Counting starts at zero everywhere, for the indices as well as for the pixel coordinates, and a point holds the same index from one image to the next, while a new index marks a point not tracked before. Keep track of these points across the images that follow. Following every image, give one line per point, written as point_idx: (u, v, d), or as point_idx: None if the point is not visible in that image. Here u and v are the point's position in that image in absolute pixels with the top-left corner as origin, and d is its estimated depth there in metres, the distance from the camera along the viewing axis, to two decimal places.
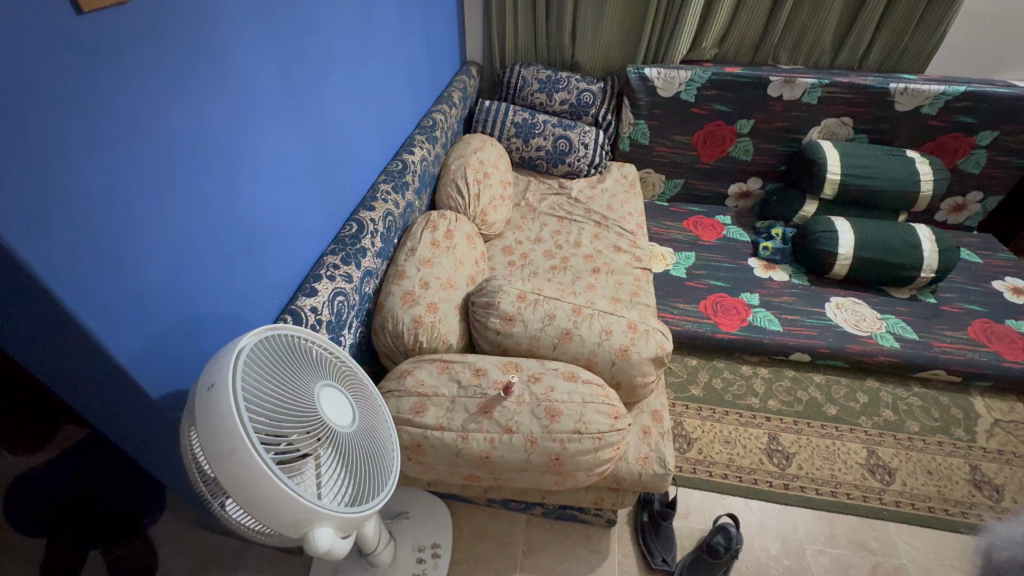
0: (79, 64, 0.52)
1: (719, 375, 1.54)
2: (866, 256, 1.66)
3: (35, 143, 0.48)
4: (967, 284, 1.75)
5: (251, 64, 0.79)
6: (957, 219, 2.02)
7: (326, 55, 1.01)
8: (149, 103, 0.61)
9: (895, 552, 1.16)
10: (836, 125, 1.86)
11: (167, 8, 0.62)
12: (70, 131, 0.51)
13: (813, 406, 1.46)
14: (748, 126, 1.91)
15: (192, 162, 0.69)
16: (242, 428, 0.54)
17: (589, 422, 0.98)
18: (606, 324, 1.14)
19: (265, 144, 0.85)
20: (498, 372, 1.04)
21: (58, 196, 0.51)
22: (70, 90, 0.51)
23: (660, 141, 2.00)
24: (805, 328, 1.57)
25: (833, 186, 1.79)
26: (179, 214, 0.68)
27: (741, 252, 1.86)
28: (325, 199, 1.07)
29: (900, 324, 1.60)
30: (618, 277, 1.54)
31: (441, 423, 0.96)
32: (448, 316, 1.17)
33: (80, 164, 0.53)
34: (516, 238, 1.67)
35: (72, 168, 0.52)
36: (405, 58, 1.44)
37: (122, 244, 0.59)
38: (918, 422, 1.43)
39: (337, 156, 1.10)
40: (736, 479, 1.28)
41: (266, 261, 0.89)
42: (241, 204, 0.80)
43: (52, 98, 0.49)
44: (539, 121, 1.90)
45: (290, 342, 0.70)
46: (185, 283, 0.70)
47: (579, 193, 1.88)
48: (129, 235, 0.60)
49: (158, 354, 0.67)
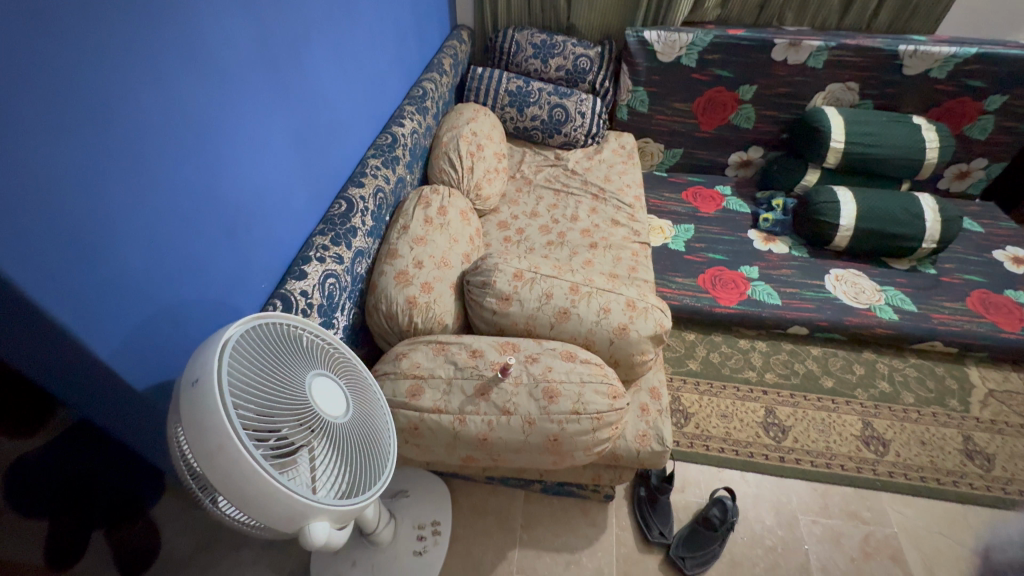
0: (30, 38, 0.47)
1: (717, 349, 1.53)
2: (867, 227, 1.64)
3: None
4: (967, 254, 1.74)
5: (225, 33, 0.73)
6: (960, 186, 1.98)
7: (306, 23, 0.94)
8: (113, 80, 0.56)
9: (887, 521, 1.18)
10: (842, 91, 1.80)
11: None
12: (24, 112, 0.47)
13: (810, 379, 1.46)
14: (750, 92, 1.84)
15: (166, 144, 0.64)
16: (230, 426, 0.52)
17: (588, 403, 0.97)
18: (604, 302, 1.12)
19: (244, 120, 0.80)
20: (494, 353, 1.02)
21: (15, 186, 0.47)
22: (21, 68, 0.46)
23: (659, 109, 1.93)
24: (804, 302, 1.56)
25: (836, 155, 1.74)
26: (156, 199, 0.63)
27: (741, 224, 1.83)
28: (312, 177, 1.03)
29: (899, 296, 1.59)
30: (616, 252, 1.51)
31: (438, 406, 0.95)
32: (443, 296, 1.14)
33: (38, 150, 0.49)
34: (512, 212, 1.63)
35: (30, 156, 0.48)
36: (391, 22, 1.36)
37: (93, 235, 0.55)
38: (913, 393, 1.43)
39: (322, 129, 1.05)
40: (733, 453, 1.29)
41: (252, 244, 0.85)
42: (222, 187, 0.76)
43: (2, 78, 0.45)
44: (534, 88, 1.82)
45: (278, 330, 0.67)
46: (166, 272, 0.67)
47: (576, 165, 1.83)
48: (100, 224, 0.56)
49: (139, 347, 0.64)
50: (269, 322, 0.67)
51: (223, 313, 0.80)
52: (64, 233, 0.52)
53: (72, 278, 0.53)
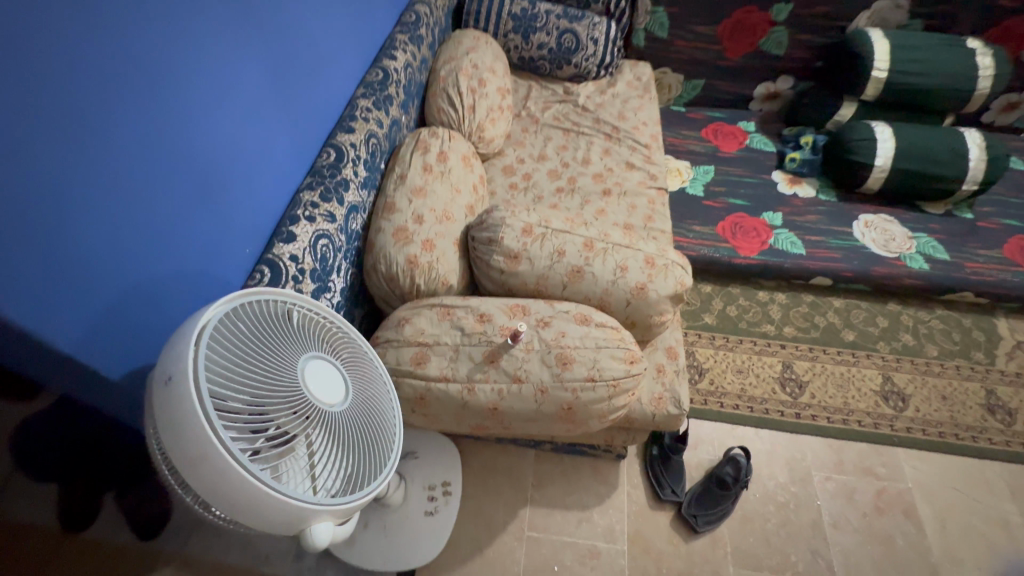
0: None
1: (734, 302, 1.46)
2: (904, 167, 1.51)
3: None
4: (1007, 196, 1.61)
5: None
6: (1007, 120, 1.80)
7: None
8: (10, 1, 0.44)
9: (901, 477, 1.17)
10: (889, 10, 1.60)
11: None
12: None
13: (830, 332, 1.40)
14: (785, 12, 1.63)
15: (97, 82, 0.53)
16: (211, 432, 0.46)
17: (604, 369, 0.91)
18: (620, 259, 1.04)
19: (203, 56, 0.67)
20: (503, 317, 0.95)
21: None
22: None
23: (681, 33, 1.73)
24: (829, 251, 1.46)
25: (877, 85, 1.57)
26: (99, 160, 0.53)
27: (765, 165, 1.69)
28: (293, 121, 0.90)
29: (931, 243, 1.49)
30: (631, 200, 1.40)
31: (445, 374, 0.90)
32: (446, 254, 1.06)
33: None
34: (518, 156, 1.50)
35: None
36: None
37: (11, 203, 0.45)
38: (937, 346, 1.38)
39: (300, 63, 0.90)
40: (748, 409, 1.26)
41: (229, 204, 0.75)
42: (182, 136, 0.65)
43: None
44: (541, 11, 1.61)
45: (266, 308, 0.60)
46: (127, 245, 0.58)
47: (587, 100, 1.66)
48: (23, 190, 0.46)
49: (109, 332, 0.56)
50: (254, 299, 0.60)
51: (204, 286, 0.71)
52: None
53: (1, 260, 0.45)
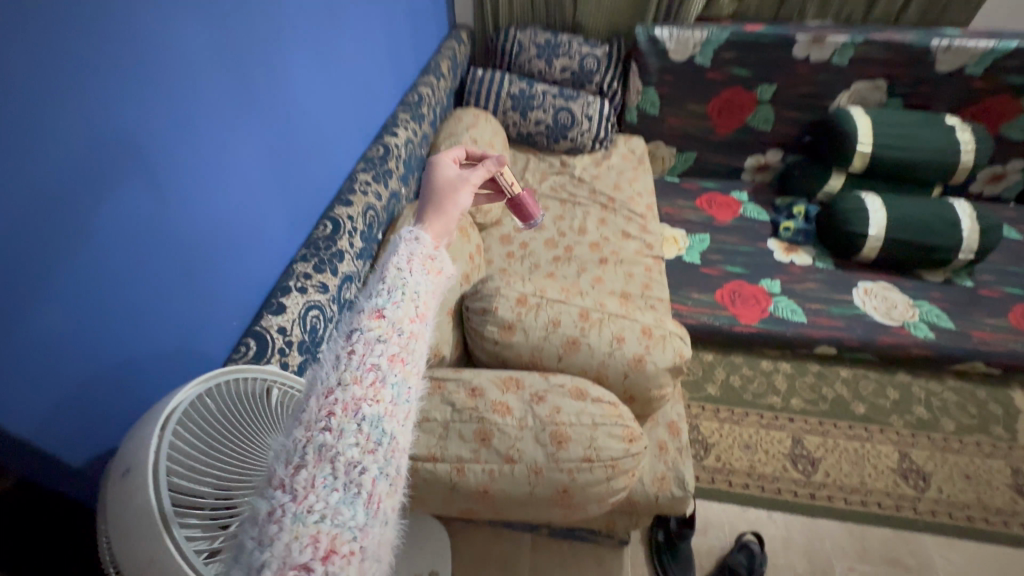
0: None
1: (737, 372, 1.43)
2: (899, 237, 1.51)
3: None
4: (1007, 265, 1.59)
5: (172, 24, 0.65)
6: (994, 191, 1.81)
7: (277, 20, 0.87)
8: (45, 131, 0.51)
9: (930, 568, 1.08)
10: (868, 90, 1.67)
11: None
12: None
13: (840, 405, 1.35)
14: (770, 92, 1.73)
15: (95, 171, 0.56)
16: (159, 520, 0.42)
17: (601, 449, 0.86)
18: (617, 330, 1.02)
19: (193, 138, 0.70)
20: (496, 392, 0.92)
21: None
22: None
23: (672, 111, 1.83)
24: (832, 319, 1.43)
25: (863, 160, 1.60)
26: (85, 240, 0.56)
27: (760, 233, 1.71)
28: (290, 188, 0.95)
29: (935, 312, 1.46)
30: (627, 268, 1.40)
31: (434, 453, 0.85)
32: (439, 325, 1.04)
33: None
34: (515, 225, 1.54)
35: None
36: (382, 22, 1.32)
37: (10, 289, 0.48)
38: (953, 420, 1.32)
39: (297, 133, 0.95)
40: (758, 489, 1.19)
41: (223, 272, 0.79)
42: (175, 213, 0.69)
43: None
44: (538, 92, 1.74)
45: (210, 390, 0.53)
46: (100, 328, 0.59)
47: (582, 173, 1.73)
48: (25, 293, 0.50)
49: (66, 421, 0.55)
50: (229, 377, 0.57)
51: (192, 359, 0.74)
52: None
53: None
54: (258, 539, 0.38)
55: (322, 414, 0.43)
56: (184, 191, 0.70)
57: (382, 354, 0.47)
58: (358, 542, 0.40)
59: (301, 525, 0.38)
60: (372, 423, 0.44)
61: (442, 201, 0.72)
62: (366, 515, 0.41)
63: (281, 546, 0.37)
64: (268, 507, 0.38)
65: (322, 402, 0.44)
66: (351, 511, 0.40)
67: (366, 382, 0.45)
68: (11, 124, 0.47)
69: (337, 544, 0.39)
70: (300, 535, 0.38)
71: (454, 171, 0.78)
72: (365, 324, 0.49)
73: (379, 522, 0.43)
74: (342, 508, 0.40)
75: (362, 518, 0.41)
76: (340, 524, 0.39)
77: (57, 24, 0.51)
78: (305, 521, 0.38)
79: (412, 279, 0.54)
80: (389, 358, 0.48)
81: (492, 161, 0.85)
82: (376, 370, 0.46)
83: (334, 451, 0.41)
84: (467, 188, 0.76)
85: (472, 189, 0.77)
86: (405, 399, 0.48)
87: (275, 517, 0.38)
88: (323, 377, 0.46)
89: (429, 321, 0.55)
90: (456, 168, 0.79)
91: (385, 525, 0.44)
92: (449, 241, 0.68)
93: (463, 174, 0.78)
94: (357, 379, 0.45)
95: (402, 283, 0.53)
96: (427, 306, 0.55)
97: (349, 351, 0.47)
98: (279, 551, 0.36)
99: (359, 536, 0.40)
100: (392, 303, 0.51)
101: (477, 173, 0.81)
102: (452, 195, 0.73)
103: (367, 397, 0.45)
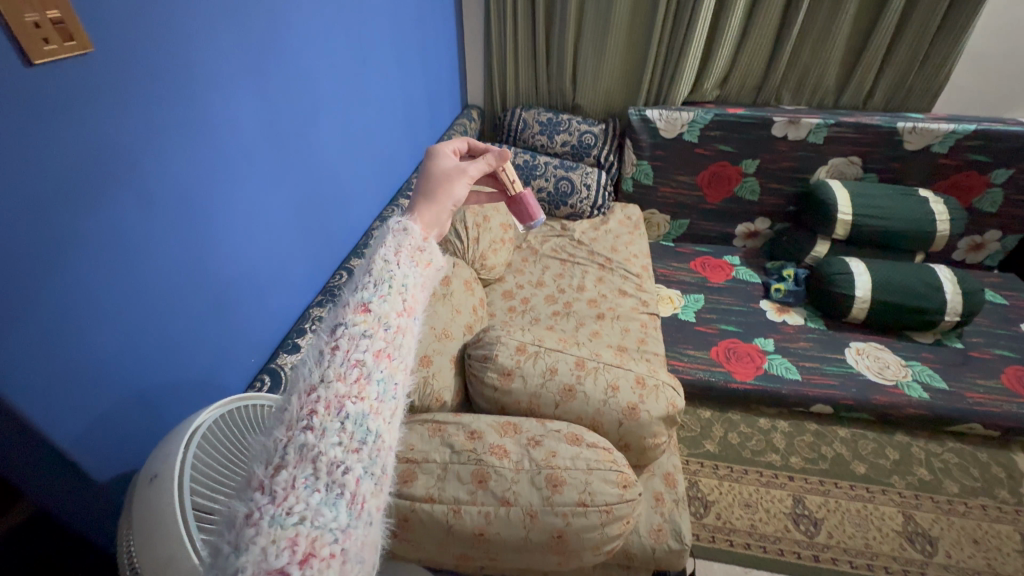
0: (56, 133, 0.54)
1: (735, 429, 1.44)
2: (884, 299, 1.56)
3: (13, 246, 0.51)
4: (996, 328, 1.63)
5: (228, 102, 0.80)
6: (976, 258, 1.90)
7: (316, 104, 1.06)
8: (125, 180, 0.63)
9: None
10: (844, 165, 1.81)
11: (160, 76, 0.67)
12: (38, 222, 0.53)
13: (840, 464, 1.35)
14: (753, 166, 1.88)
15: (148, 215, 0.67)
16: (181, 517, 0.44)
17: (596, 494, 0.88)
18: (612, 379, 1.07)
19: (236, 193, 0.84)
20: (494, 435, 0.95)
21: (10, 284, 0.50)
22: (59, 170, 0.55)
23: (664, 182, 1.99)
24: (825, 377, 1.47)
25: (845, 227, 1.70)
26: (143, 271, 0.67)
27: (752, 294, 1.78)
28: (311, 241, 1.10)
29: (927, 372, 1.49)
30: (624, 323, 1.47)
31: (432, 493, 0.86)
32: (442, 371, 1.09)
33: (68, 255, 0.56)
34: (518, 282, 1.63)
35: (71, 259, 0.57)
36: (401, 103, 1.52)
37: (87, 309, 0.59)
38: (956, 483, 1.31)
39: (320, 194, 1.11)
40: (760, 550, 1.17)
41: (247, 309, 0.90)
42: (214, 257, 0.81)
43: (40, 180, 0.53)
44: (539, 162, 1.89)
45: (228, 414, 0.57)
46: (145, 349, 0.68)
47: (582, 236, 1.85)
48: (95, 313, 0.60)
49: (108, 434, 0.63)
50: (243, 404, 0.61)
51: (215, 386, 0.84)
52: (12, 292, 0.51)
53: (20, 361, 0.52)
54: (235, 542, 0.37)
55: (304, 413, 0.42)
56: (223, 236, 0.82)
57: (368, 350, 0.47)
58: (340, 544, 0.39)
59: (278, 528, 0.37)
60: (356, 422, 0.43)
61: (434, 192, 0.68)
62: (349, 516, 0.40)
63: (257, 550, 0.36)
64: (246, 509, 0.38)
65: (304, 400, 0.43)
66: (333, 512, 0.39)
67: (350, 380, 0.45)
68: (100, 174, 0.59)
69: (317, 547, 0.37)
70: (277, 538, 0.37)
71: (451, 162, 0.73)
72: (351, 317, 0.48)
73: (362, 524, 0.42)
74: (324, 509, 0.39)
75: (345, 520, 0.40)
76: (321, 525, 0.38)
77: (107, 73, 0.59)
78: (283, 523, 0.37)
79: (400, 271, 0.53)
80: (375, 353, 0.47)
81: (494, 155, 0.79)
82: (362, 366, 0.46)
83: (315, 451, 0.41)
84: (463, 180, 0.71)
85: (468, 178, 0.72)
86: (392, 395, 0.48)
87: (253, 519, 0.37)
88: (305, 374, 0.45)
89: (418, 315, 0.55)
90: (453, 160, 0.75)
91: (368, 527, 0.43)
92: (439, 234, 0.65)
93: (460, 165, 0.73)
94: (341, 376, 0.44)
95: (389, 275, 0.52)
96: (415, 300, 0.54)
97: (333, 346, 0.46)
98: (256, 552, 0.36)
99: (341, 538, 0.39)
100: (378, 296, 0.50)
101: (476, 166, 0.75)
102: (446, 187, 0.69)
103: (351, 394, 0.44)
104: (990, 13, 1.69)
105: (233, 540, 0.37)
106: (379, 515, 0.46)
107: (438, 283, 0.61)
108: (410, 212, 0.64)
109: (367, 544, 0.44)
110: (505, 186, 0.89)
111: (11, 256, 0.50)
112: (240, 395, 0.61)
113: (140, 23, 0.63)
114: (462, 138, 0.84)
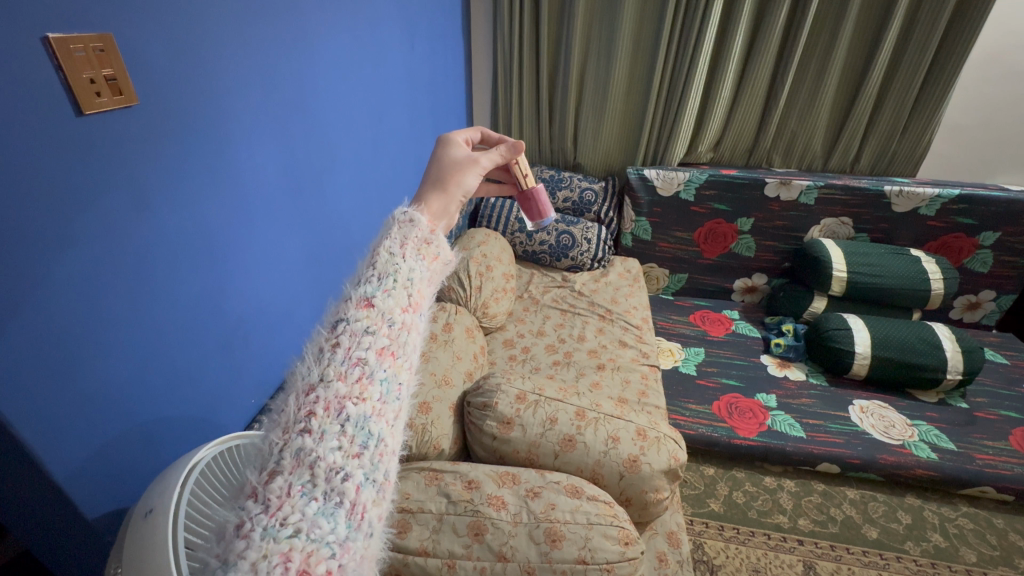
0: (88, 175, 0.59)
1: (741, 487, 1.40)
2: (884, 354, 1.56)
3: (35, 270, 0.53)
4: (999, 388, 1.62)
5: (247, 143, 0.86)
6: (973, 317, 1.91)
7: (331, 156, 1.13)
8: (146, 210, 0.67)
9: None
10: (836, 225, 1.87)
11: (184, 115, 0.72)
12: (63, 249, 0.56)
13: (850, 528, 1.29)
14: (748, 224, 1.94)
15: (162, 240, 0.70)
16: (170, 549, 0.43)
17: (597, 550, 0.84)
18: (612, 430, 1.05)
19: (250, 222, 0.88)
20: (492, 485, 0.92)
21: (24, 307, 0.52)
22: (87, 203, 0.59)
23: (662, 237, 2.05)
24: (830, 435, 1.44)
25: (841, 283, 1.74)
26: (154, 296, 0.69)
27: (753, 349, 1.79)
28: (320, 279, 1.14)
29: (933, 432, 1.46)
30: (624, 374, 1.47)
31: (425, 547, 0.83)
32: (441, 419, 1.08)
33: (88, 281, 0.59)
34: (518, 330, 1.65)
35: (89, 284, 0.59)
36: (411, 155, 1.62)
37: (98, 333, 0.61)
38: (973, 550, 1.25)
39: (330, 236, 1.16)
40: None
41: (253, 339, 0.92)
42: (224, 292, 0.83)
43: (68, 210, 0.57)
44: None
45: (222, 451, 0.57)
46: (149, 375, 0.69)
47: (582, 287, 1.89)
48: (106, 335, 0.62)
49: (102, 468, 0.62)
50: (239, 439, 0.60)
51: (215, 420, 0.84)
52: (25, 317, 0.53)
53: (27, 385, 0.53)
54: (223, 556, 0.37)
55: (301, 415, 0.42)
56: (234, 263, 0.85)
57: (370, 348, 0.47)
58: (337, 560, 0.38)
59: (271, 541, 0.37)
60: (357, 425, 0.43)
61: (445, 182, 0.71)
62: (347, 528, 0.40)
63: (247, 565, 0.35)
64: (237, 520, 0.38)
65: (302, 401, 0.43)
66: (331, 524, 0.39)
67: (351, 379, 0.45)
68: (124, 203, 0.64)
69: (312, 563, 0.37)
70: (269, 553, 0.36)
71: (462, 152, 0.75)
72: (354, 313, 0.49)
73: (362, 536, 0.41)
74: (321, 520, 0.39)
75: (343, 532, 0.40)
76: (317, 539, 0.38)
77: (138, 116, 0.65)
78: (276, 536, 0.37)
79: (405, 265, 0.54)
80: (378, 351, 0.48)
81: (507, 148, 0.81)
82: (364, 364, 0.46)
83: (313, 456, 0.41)
84: (475, 170, 0.73)
85: (481, 171, 0.74)
86: (395, 395, 0.48)
87: (244, 532, 0.37)
88: (305, 373, 0.46)
89: (423, 310, 0.56)
90: (466, 149, 0.76)
91: (367, 538, 0.43)
92: (447, 224, 0.68)
93: (473, 156, 0.74)
94: (342, 375, 0.45)
95: (394, 269, 0.53)
96: (421, 295, 0.56)
97: (334, 345, 0.46)
98: (244, 568, 0.35)
99: (338, 553, 0.39)
100: (382, 291, 0.51)
101: (489, 156, 0.77)
102: (456, 176, 0.71)
103: (352, 395, 0.44)
104: (963, 89, 1.82)
105: (221, 554, 0.37)
106: (379, 526, 0.46)
107: (445, 277, 0.63)
108: (420, 204, 0.67)
109: (367, 558, 0.43)
110: (517, 180, 0.90)
111: (31, 275, 0.53)
112: (241, 432, 0.60)
113: (174, 73, 0.70)
114: (477, 128, 0.86)
